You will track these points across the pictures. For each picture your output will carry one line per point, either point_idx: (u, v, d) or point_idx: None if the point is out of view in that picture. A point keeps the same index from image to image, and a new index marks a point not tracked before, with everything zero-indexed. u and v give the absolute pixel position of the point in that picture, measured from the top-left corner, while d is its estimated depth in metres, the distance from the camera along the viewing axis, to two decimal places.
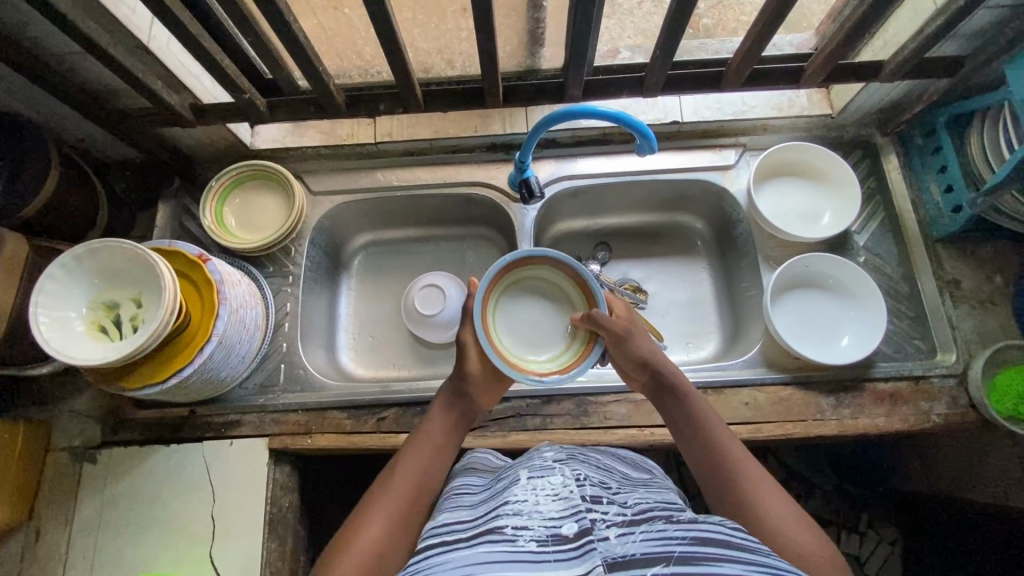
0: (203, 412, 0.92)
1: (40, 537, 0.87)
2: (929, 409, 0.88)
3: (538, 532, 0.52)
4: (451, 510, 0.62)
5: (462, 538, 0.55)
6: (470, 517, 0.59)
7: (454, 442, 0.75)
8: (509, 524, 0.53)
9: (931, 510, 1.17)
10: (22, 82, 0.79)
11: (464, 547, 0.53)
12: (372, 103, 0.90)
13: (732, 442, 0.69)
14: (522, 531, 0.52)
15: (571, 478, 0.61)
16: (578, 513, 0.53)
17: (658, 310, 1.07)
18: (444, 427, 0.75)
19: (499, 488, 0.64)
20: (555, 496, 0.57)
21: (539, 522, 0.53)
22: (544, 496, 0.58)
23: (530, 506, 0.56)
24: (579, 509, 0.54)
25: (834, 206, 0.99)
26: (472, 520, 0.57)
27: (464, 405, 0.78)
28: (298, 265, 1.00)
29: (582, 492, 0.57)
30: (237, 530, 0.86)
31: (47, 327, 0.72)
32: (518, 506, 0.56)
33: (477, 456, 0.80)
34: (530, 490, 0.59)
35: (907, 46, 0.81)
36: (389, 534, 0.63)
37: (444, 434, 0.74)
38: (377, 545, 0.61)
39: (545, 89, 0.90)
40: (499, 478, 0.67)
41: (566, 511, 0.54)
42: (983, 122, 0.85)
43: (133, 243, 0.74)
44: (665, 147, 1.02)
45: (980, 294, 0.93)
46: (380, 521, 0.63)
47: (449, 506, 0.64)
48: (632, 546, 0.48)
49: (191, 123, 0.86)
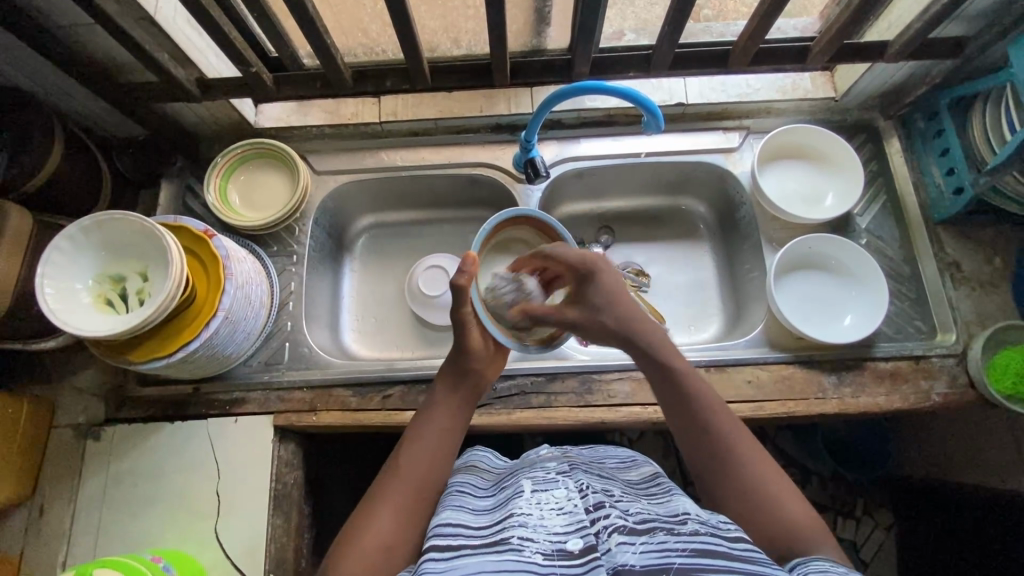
0: (207, 389, 0.92)
1: (45, 513, 0.87)
2: (929, 389, 0.89)
3: (543, 545, 0.53)
4: (453, 513, 0.61)
5: (469, 544, 0.55)
6: (474, 523, 0.59)
7: (460, 424, 0.74)
8: (516, 535, 0.55)
9: (926, 495, 1.18)
10: (26, 54, 0.78)
11: (470, 554, 0.53)
12: (379, 80, 0.91)
13: (722, 409, 0.69)
14: (528, 542, 0.53)
15: (575, 490, 0.60)
16: (583, 527, 0.54)
17: (661, 293, 1.08)
18: (449, 411, 0.74)
19: (504, 497, 0.63)
20: (559, 510, 0.58)
21: (544, 536, 0.54)
22: (547, 510, 0.58)
23: (535, 518, 0.56)
24: (584, 523, 0.55)
25: (836, 188, 0.99)
26: (479, 529, 0.57)
27: (467, 383, 0.76)
28: (303, 244, 1.00)
29: (586, 504, 0.57)
30: (242, 506, 0.87)
31: (53, 299, 0.71)
32: (524, 518, 0.57)
33: (475, 457, 0.77)
34: (534, 503, 0.59)
35: (911, 26, 0.81)
36: (396, 528, 0.62)
37: (449, 419, 0.73)
38: (383, 540, 0.61)
39: (553, 66, 0.90)
40: (503, 486, 0.66)
41: (570, 525, 0.55)
42: (985, 103, 0.86)
43: (140, 216, 0.74)
44: (670, 128, 1.02)
45: (980, 275, 0.94)
46: (388, 516, 0.63)
47: (451, 507, 0.62)
48: (633, 555, 0.50)
49: (196, 99, 0.86)
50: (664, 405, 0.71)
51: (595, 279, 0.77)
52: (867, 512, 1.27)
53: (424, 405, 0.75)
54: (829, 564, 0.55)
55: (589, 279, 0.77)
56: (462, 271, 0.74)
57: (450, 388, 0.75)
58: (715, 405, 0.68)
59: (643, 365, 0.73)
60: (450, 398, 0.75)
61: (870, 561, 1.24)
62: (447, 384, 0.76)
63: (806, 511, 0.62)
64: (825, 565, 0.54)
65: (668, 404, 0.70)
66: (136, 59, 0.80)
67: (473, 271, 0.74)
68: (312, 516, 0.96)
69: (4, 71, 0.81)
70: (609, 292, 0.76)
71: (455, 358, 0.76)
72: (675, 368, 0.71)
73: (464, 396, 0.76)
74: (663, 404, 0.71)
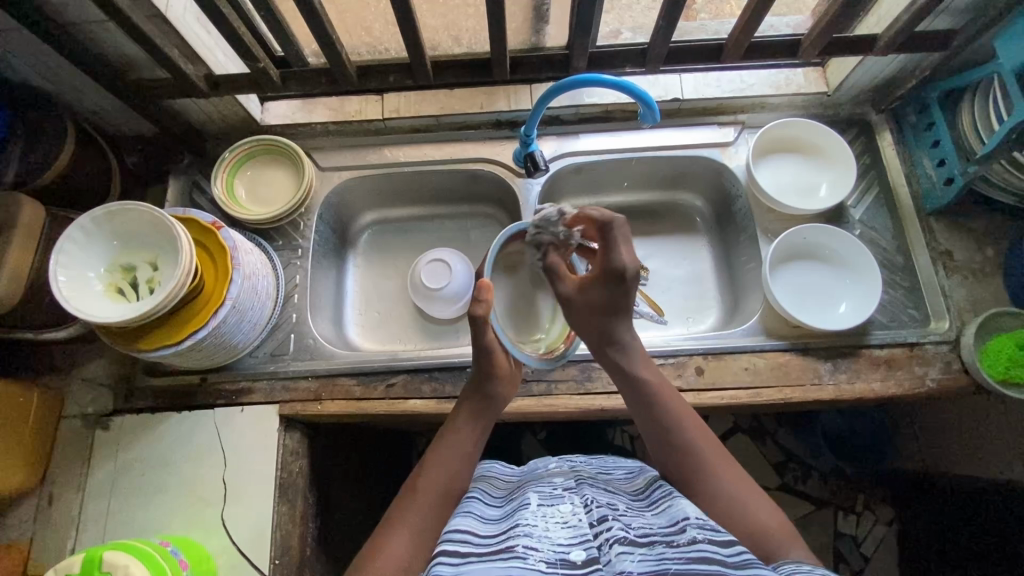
0: (214, 380, 0.94)
1: (53, 502, 0.88)
2: (924, 374, 0.91)
3: (547, 554, 0.54)
4: (463, 518, 0.62)
5: (476, 551, 0.56)
6: (481, 530, 0.60)
7: (477, 450, 0.74)
8: (521, 543, 0.56)
9: (924, 488, 1.19)
10: (38, 50, 0.80)
11: (477, 560, 0.55)
12: (382, 76, 0.94)
13: (693, 421, 0.71)
14: (533, 550, 0.54)
15: (581, 506, 0.61)
16: (587, 540, 0.56)
17: (659, 285, 1.10)
18: (470, 439, 0.74)
19: (511, 509, 0.65)
20: (564, 523, 0.59)
21: (548, 546, 0.55)
22: (553, 523, 0.59)
23: (541, 529, 0.58)
24: (588, 536, 0.56)
25: (830, 177, 1.01)
26: (486, 538, 0.59)
27: (492, 409, 0.77)
28: (308, 239, 1.02)
29: (590, 518, 0.59)
30: (249, 492, 0.88)
31: (65, 287, 0.73)
32: (529, 529, 0.58)
33: (486, 467, 0.78)
34: (540, 515, 0.60)
35: (899, 18, 0.84)
36: (410, 548, 0.63)
37: (471, 445, 0.73)
38: (400, 558, 0.62)
39: (551, 61, 0.93)
40: (511, 497, 0.68)
41: (574, 538, 0.56)
42: (974, 94, 0.89)
43: (152, 205, 0.76)
44: (665, 124, 1.05)
45: (971, 264, 0.96)
46: (402, 538, 0.63)
47: (461, 512, 0.64)
48: (631, 563, 0.51)
49: (205, 95, 0.89)
50: (641, 424, 0.74)
51: (621, 289, 0.73)
52: (868, 507, 1.28)
53: (445, 423, 0.76)
54: (796, 564, 0.56)
55: (614, 282, 0.73)
56: (479, 300, 0.74)
57: (476, 412, 0.76)
58: (686, 415, 0.72)
59: (621, 381, 0.76)
60: (473, 423, 0.75)
61: (870, 556, 1.25)
62: (471, 410, 0.76)
63: (770, 512, 0.64)
64: (795, 565, 0.55)
65: (647, 424, 0.72)
66: (147, 55, 0.83)
67: (487, 300, 0.73)
68: (318, 506, 0.97)
69: (18, 68, 0.83)
70: (618, 305, 0.75)
71: (481, 384, 0.77)
72: (649, 383, 0.74)
73: (487, 420, 0.77)
74: (639, 423, 0.74)
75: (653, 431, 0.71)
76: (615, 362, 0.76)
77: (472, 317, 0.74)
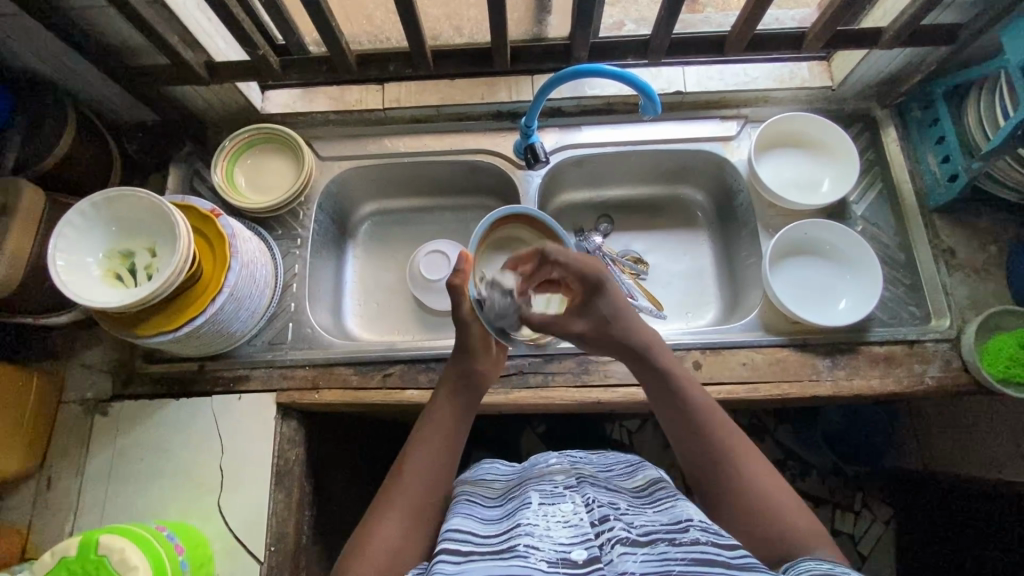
0: (211, 367, 0.94)
1: (52, 485, 0.89)
2: (922, 372, 0.90)
3: (548, 553, 0.54)
4: (461, 518, 0.62)
5: (477, 550, 0.56)
6: (482, 531, 0.60)
7: (461, 425, 0.73)
8: (522, 543, 0.56)
9: (923, 487, 1.19)
10: (39, 34, 0.80)
11: (479, 560, 0.55)
12: (382, 64, 0.93)
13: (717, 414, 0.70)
14: (534, 550, 0.54)
15: (581, 505, 0.61)
16: (588, 540, 0.55)
17: (659, 280, 1.10)
18: (450, 414, 0.73)
19: (511, 508, 0.64)
20: (565, 522, 0.59)
21: (549, 545, 0.55)
22: (554, 522, 0.59)
23: (542, 530, 0.57)
24: (589, 535, 0.56)
25: (833, 172, 1.01)
26: (487, 538, 0.58)
27: (471, 384, 0.76)
28: (307, 228, 1.02)
29: (591, 518, 0.59)
30: (246, 478, 0.88)
31: (64, 271, 0.74)
32: (531, 528, 0.58)
33: (485, 467, 0.78)
34: (541, 515, 0.60)
35: (904, 12, 0.83)
36: (402, 531, 0.63)
37: (452, 421, 0.73)
38: (392, 541, 0.62)
39: (552, 51, 0.92)
40: (510, 496, 0.68)
41: (576, 537, 0.56)
42: (981, 90, 0.87)
43: (151, 192, 0.77)
44: (667, 116, 1.04)
45: (974, 262, 0.95)
46: (394, 521, 0.63)
47: (461, 513, 0.64)
48: (634, 564, 0.51)
49: (205, 82, 0.89)
50: (660, 413, 0.73)
51: (601, 294, 0.76)
52: (865, 506, 1.28)
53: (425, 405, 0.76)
54: (816, 562, 0.56)
55: (596, 292, 0.76)
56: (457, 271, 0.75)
57: (455, 387, 0.75)
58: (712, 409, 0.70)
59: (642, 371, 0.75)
60: (452, 398, 0.75)
61: (868, 555, 1.25)
62: (451, 386, 0.76)
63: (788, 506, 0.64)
64: (814, 564, 0.55)
65: (669, 415, 0.71)
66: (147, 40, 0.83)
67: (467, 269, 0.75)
68: (314, 494, 0.97)
69: (19, 54, 0.83)
70: (615, 311, 0.76)
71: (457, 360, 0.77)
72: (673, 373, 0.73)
73: (470, 396, 0.76)
74: (660, 412, 0.73)
75: (675, 424, 0.70)
76: (640, 352, 0.75)
77: (449, 287, 0.76)
